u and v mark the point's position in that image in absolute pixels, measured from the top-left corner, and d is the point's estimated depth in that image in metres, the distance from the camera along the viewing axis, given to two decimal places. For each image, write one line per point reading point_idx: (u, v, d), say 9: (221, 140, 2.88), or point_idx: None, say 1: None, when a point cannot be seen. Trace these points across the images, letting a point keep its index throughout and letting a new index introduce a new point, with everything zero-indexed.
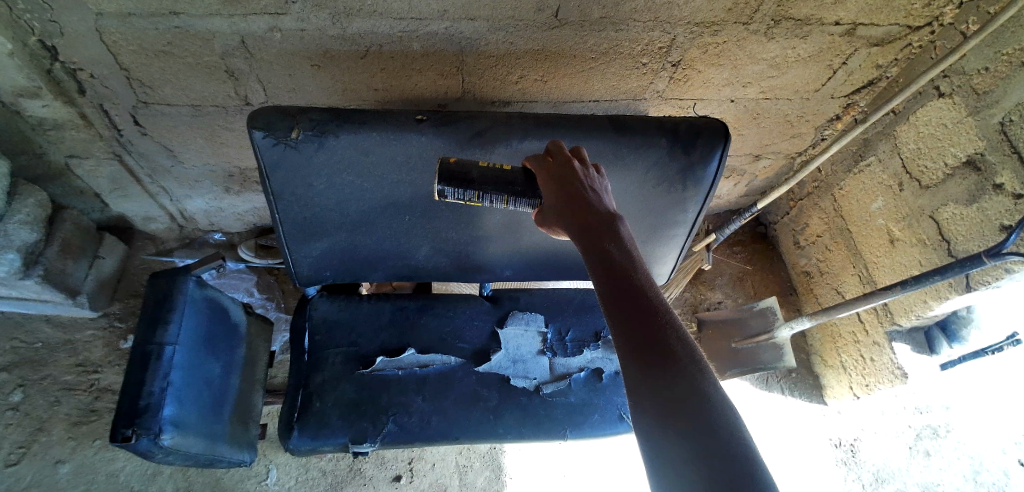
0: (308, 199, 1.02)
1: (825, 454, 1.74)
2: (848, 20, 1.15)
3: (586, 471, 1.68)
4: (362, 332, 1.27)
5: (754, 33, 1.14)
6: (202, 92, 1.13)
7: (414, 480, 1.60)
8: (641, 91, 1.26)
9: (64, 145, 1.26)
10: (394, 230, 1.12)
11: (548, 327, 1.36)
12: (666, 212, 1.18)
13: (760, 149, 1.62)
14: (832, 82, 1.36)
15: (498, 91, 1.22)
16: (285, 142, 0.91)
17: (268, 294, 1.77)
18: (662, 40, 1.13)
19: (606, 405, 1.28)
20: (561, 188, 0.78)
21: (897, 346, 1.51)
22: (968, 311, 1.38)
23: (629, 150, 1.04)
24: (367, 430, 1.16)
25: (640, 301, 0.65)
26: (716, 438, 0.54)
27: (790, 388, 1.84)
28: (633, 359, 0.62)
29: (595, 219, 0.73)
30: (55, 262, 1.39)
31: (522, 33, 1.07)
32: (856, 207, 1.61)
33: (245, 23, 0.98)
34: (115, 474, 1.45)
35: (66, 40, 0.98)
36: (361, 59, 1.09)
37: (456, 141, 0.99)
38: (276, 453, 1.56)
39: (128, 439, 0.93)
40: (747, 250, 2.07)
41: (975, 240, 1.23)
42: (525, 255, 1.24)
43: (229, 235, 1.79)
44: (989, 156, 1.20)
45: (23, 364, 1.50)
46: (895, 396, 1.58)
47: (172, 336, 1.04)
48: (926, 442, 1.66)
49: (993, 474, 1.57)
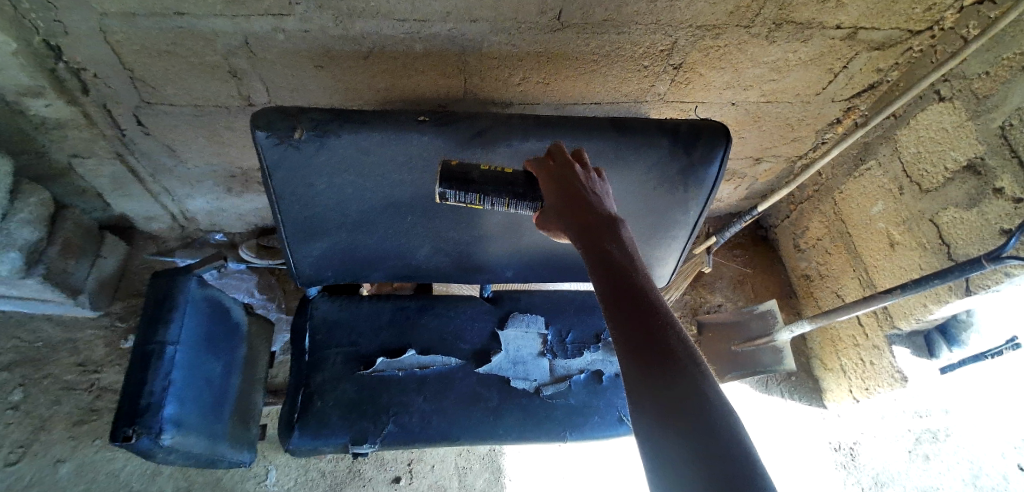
0: (309, 199, 1.02)
1: (825, 458, 1.74)
2: (848, 23, 1.15)
3: (586, 473, 1.68)
4: (363, 332, 1.27)
5: (754, 37, 1.15)
6: (204, 92, 1.13)
7: (414, 481, 1.60)
8: (642, 93, 1.27)
9: (66, 145, 1.26)
10: (395, 230, 1.12)
11: (548, 329, 1.36)
12: (666, 213, 1.18)
13: (760, 151, 1.62)
14: (833, 85, 1.36)
15: (499, 93, 1.23)
16: (286, 143, 0.91)
17: (269, 294, 1.77)
18: (662, 43, 1.13)
19: (606, 407, 1.28)
20: (561, 189, 0.79)
21: (897, 349, 1.51)
22: (968, 315, 1.38)
23: (630, 152, 1.05)
24: (368, 430, 1.16)
25: (641, 302, 0.65)
26: (717, 438, 0.54)
27: (790, 391, 1.84)
28: (634, 359, 0.62)
29: (595, 220, 0.73)
30: (56, 261, 1.40)
31: (524, 35, 1.07)
32: (855, 210, 1.61)
33: (248, 24, 0.98)
34: (114, 473, 1.45)
35: (69, 39, 0.99)
36: (363, 60, 1.09)
37: (457, 142, 0.99)
38: (276, 453, 1.56)
39: (129, 438, 0.93)
40: (748, 252, 2.08)
41: (975, 244, 1.23)
42: (525, 256, 1.24)
43: (230, 235, 1.80)
44: (989, 160, 1.20)
45: (24, 363, 1.51)
46: (895, 400, 1.58)
47: (174, 336, 1.05)
48: (926, 447, 1.66)
49: (992, 478, 1.57)
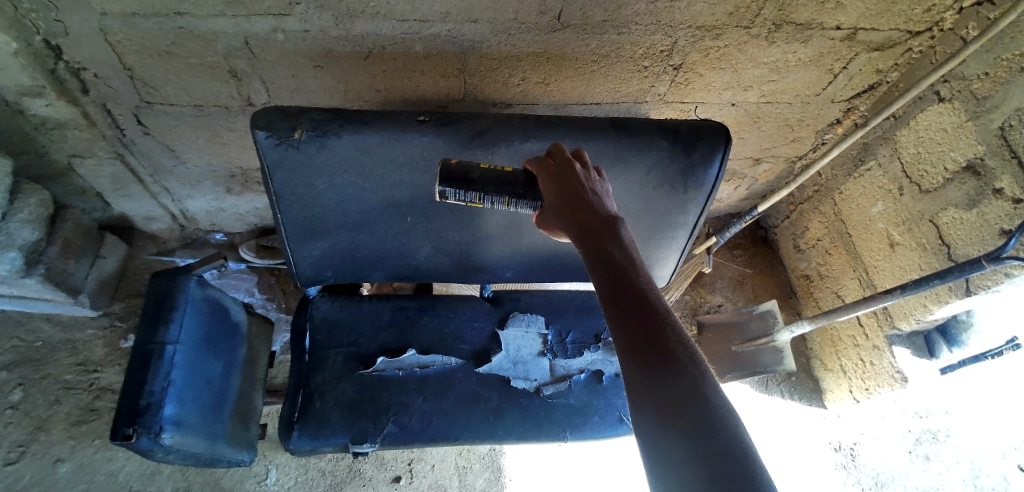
0: (309, 199, 1.02)
1: (825, 458, 1.74)
2: (848, 24, 1.16)
3: (586, 473, 1.68)
4: (363, 332, 1.27)
5: (754, 37, 1.15)
6: (205, 93, 1.13)
7: (414, 481, 1.59)
8: (642, 94, 1.27)
9: (66, 145, 1.26)
10: (395, 230, 1.12)
11: (548, 329, 1.36)
12: (667, 213, 1.18)
13: (760, 152, 1.62)
14: (832, 86, 1.36)
15: (499, 94, 1.23)
16: (287, 143, 0.91)
17: (269, 294, 1.77)
18: (663, 43, 1.14)
19: (606, 407, 1.29)
20: (561, 188, 0.79)
21: (898, 350, 1.51)
22: (968, 315, 1.38)
23: (630, 152, 1.05)
24: (368, 430, 1.16)
25: (641, 301, 0.65)
26: (717, 438, 0.54)
27: (790, 391, 1.84)
28: (633, 359, 0.62)
29: (595, 220, 0.73)
30: (56, 261, 1.40)
31: (524, 36, 1.08)
32: (855, 211, 1.62)
33: (248, 24, 0.98)
34: (114, 473, 1.44)
35: (70, 39, 0.99)
36: (363, 61, 1.09)
37: (457, 142, 0.99)
38: (276, 453, 1.56)
39: (129, 438, 0.93)
40: (748, 253, 2.08)
41: (975, 244, 1.24)
42: (526, 256, 1.24)
43: (230, 235, 1.80)
44: (988, 161, 1.21)
45: (24, 363, 1.50)
46: (895, 400, 1.58)
47: (174, 336, 1.05)
48: (926, 447, 1.66)
49: (992, 479, 1.57)
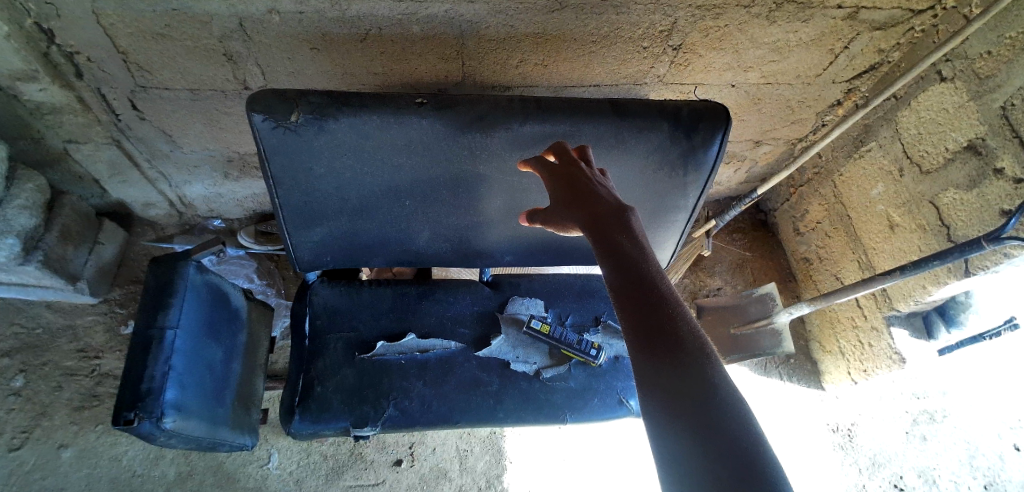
0: (308, 184, 1.01)
1: (823, 439, 1.75)
2: (850, 3, 1.14)
3: (586, 455, 1.69)
4: (363, 318, 1.26)
5: (755, 17, 1.13)
6: (201, 76, 1.12)
7: (415, 464, 1.61)
8: (642, 75, 1.26)
9: (63, 130, 1.25)
10: (395, 216, 1.12)
11: (548, 312, 1.37)
12: (667, 197, 1.17)
13: (761, 134, 1.61)
14: (834, 67, 1.35)
15: (498, 76, 1.22)
16: (284, 125, 0.90)
17: (268, 280, 1.77)
18: (662, 23, 1.12)
19: (605, 390, 1.30)
20: (567, 181, 0.85)
21: (896, 331, 1.51)
22: (966, 297, 1.39)
23: (630, 133, 1.04)
24: (368, 415, 1.17)
25: (649, 293, 0.66)
26: (724, 432, 0.54)
27: (788, 374, 1.85)
28: (642, 352, 0.63)
29: (600, 209, 0.77)
30: (55, 249, 1.40)
31: (522, 16, 1.06)
32: (856, 194, 1.61)
33: (243, 5, 0.96)
34: (118, 457, 1.46)
35: (63, 22, 0.97)
36: (360, 43, 1.08)
37: (456, 125, 0.98)
38: (277, 438, 1.57)
39: (130, 423, 0.92)
40: (748, 237, 2.07)
41: (975, 225, 1.23)
42: (526, 240, 1.24)
43: (229, 221, 1.78)
44: (990, 141, 1.20)
45: (25, 349, 1.51)
46: (893, 382, 1.60)
47: (173, 321, 1.04)
48: (923, 428, 1.70)
49: (987, 458, 1.63)
